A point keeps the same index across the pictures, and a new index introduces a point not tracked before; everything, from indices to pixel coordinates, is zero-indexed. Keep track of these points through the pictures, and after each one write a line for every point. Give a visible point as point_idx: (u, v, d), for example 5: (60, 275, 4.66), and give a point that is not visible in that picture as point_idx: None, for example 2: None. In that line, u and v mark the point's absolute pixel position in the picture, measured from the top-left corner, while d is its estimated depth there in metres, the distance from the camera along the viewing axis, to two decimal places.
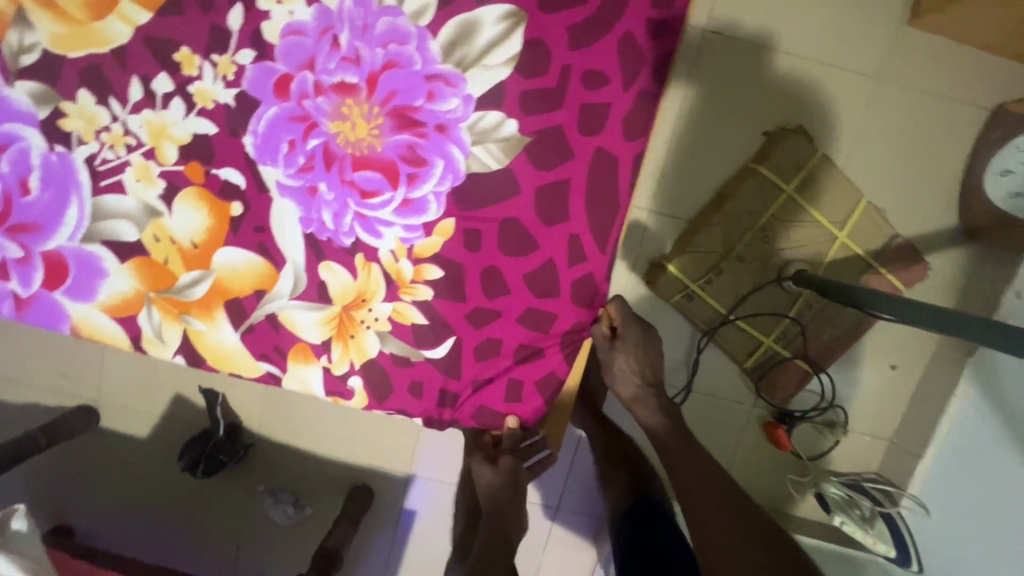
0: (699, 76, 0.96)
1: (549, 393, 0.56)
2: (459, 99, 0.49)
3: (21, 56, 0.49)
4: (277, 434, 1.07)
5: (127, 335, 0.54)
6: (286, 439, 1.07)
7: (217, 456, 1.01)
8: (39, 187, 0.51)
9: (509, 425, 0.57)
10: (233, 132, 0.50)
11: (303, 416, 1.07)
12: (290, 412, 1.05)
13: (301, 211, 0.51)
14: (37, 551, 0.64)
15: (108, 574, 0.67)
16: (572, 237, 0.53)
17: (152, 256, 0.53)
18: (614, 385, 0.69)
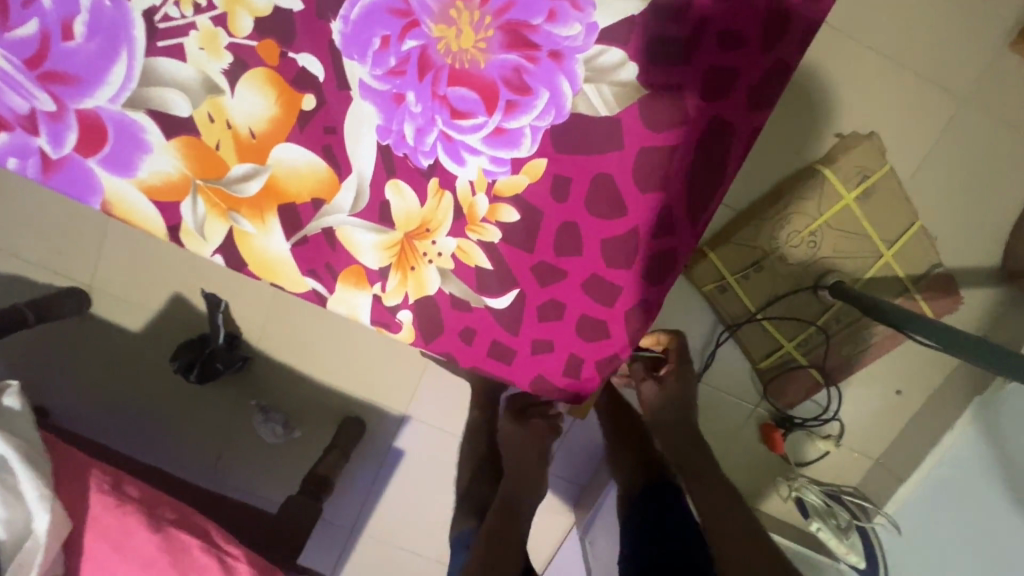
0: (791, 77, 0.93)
1: (600, 361, 0.53)
2: (582, 25, 0.44)
3: None
4: (278, 353, 1.04)
5: (165, 222, 0.49)
6: (286, 359, 1.04)
7: (213, 363, 0.99)
8: (83, 34, 0.44)
9: (552, 386, 0.54)
10: (320, 14, 0.44)
11: (307, 339, 1.03)
12: (297, 332, 1.03)
13: (381, 119, 0.46)
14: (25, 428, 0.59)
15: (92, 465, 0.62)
16: (664, 206, 0.48)
17: (202, 138, 0.47)
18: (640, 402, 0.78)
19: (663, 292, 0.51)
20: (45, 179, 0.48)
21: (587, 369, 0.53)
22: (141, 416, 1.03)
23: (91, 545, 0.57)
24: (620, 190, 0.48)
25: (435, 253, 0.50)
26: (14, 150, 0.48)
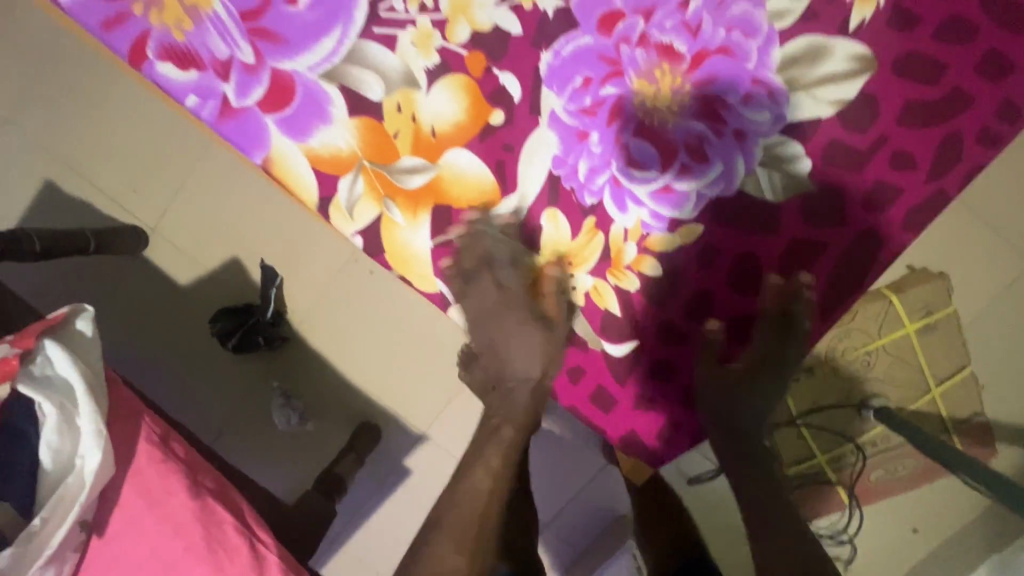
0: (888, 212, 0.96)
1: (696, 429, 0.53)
2: (771, 114, 0.46)
3: None
4: (314, 341, 1.02)
5: (318, 192, 0.49)
6: (320, 348, 1.01)
7: (254, 336, 0.97)
8: (306, 5, 0.47)
9: (642, 442, 0.53)
10: (535, 44, 0.46)
11: (346, 333, 1.01)
12: (340, 323, 1.00)
13: (560, 151, 0.47)
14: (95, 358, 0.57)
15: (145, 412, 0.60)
16: (800, 298, 0.49)
17: (382, 123, 0.48)
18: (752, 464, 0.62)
19: (775, 376, 0.52)
20: (216, 123, 0.49)
21: (681, 437, 0.52)
22: (158, 370, 0.99)
23: (124, 497, 0.54)
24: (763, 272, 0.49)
25: (567, 286, 0.50)
26: (198, 89, 0.49)
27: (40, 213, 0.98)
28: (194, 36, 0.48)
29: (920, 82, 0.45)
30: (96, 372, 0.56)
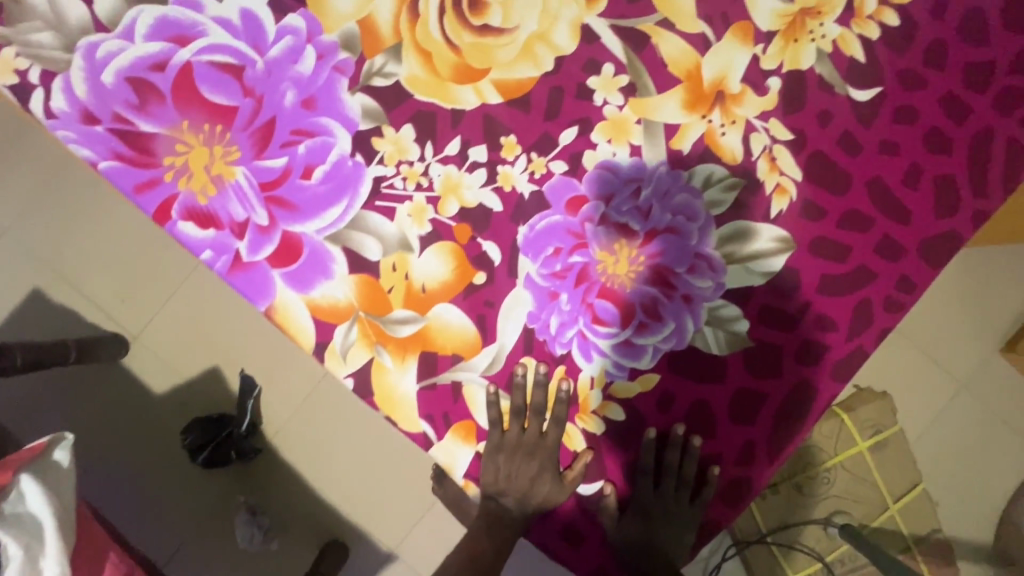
0: None
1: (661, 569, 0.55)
2: (713, 282, 0.54)
3: (375, 78, 0.54)
4: (285, 452, 1.01)
5: (316, 337, 0.54)
6: (291, 459, 1.00)
7: (227, 449, 0.96)
8: (318, 179, 0.54)
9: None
10: (513, 219, 0.54)
11: (320, 444, 1.01)
12: (314, 434, 1.01)
13: (533, 307, 0.54)
14: (68, 490, 0.57)
15: (112, 547, 0.59)
16: (748, 440, 0.55)
17: (378, 280, 0.54)
18: None
19: (731, 514, 0.56)
20: (232, 271, 0.54)
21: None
22: (123, 483, 0.96)
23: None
24: (716, 419, 0.55)
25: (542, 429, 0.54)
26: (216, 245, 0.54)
27: (24, 319, 0.99)
28: (216, 201, 0.54)
29: (831, 260, 0.55)
30: (67, 505, 0.55)
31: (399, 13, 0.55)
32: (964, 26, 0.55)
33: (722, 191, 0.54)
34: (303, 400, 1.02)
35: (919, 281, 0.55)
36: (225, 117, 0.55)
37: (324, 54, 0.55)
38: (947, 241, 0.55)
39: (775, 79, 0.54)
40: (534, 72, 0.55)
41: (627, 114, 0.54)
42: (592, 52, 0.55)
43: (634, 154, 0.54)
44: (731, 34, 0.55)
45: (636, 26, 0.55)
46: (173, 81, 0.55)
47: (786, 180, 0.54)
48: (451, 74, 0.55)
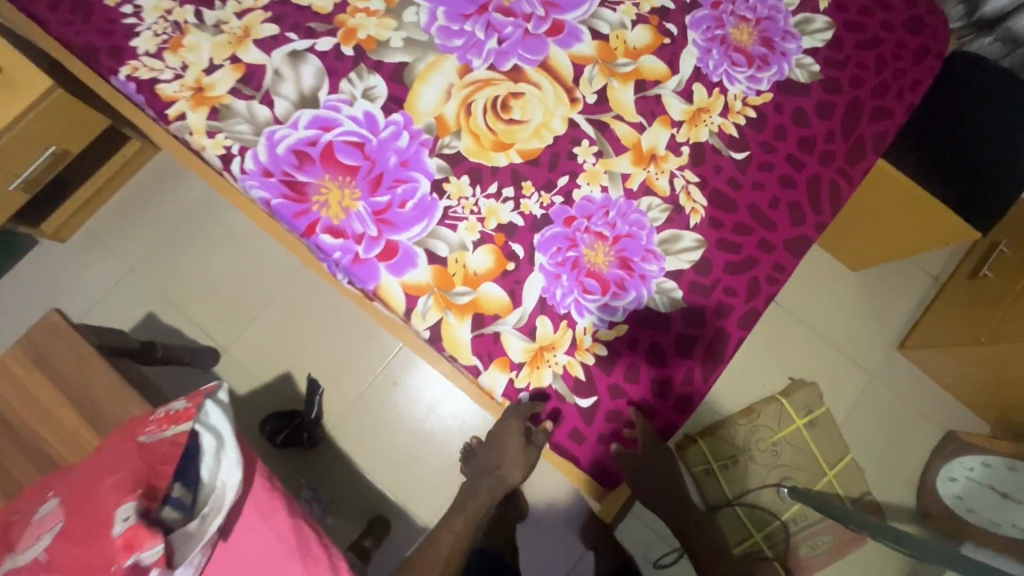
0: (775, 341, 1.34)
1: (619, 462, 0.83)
2: (657, 266, 0.86)
3: (445, 149, 0.90)
4: (343, 440, 1.25)
5: (406, 305, 0.85)
6: (346, 448, 1.24)
7: (300, 434, 1.21)
8: (409, 207, 0.87)
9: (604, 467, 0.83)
10: (531, 230, 0.87)
11: (370, 435, 1.25)
12: (365, 427, 1.26)
13: (545, 283, 0.85)
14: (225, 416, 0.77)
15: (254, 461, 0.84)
16: (688, 368, 0.84)
17: (447, 268, 0.85)
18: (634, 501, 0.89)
19: (682, 419, 0.84)
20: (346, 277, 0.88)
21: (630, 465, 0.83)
22: None
23: (246, 516, 0.74)
24: (667, 353, 0.84)
25: (554, 362, 0.83)
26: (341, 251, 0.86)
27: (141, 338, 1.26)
28: (345, 221, 0.87)
29: (730, 253, 0.88)
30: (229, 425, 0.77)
31: (459, 112, 0.91)
32: (796, 117, 0.93)
33: (659, 212, 0.88)
34: (355, 399, 1.28)
35: (786, 265, 0.88)
36: (352, 172, 0.88)
37: (414, 135, 0.90)
38: (800, 241, 0.89)
39: (686, 147, 0.91)
40: (541, 144, 0.90)
41: (598, 168, 0.89)
42: (576, 133, 0.91)
43: (604, 191, 0.89)
44: (658, 122, 0.92)
45: (601, 118, 0.91)
46: (320, 152, 0.89)
47: (697, 205, 0.89)
48: (491, 146, 0.90)
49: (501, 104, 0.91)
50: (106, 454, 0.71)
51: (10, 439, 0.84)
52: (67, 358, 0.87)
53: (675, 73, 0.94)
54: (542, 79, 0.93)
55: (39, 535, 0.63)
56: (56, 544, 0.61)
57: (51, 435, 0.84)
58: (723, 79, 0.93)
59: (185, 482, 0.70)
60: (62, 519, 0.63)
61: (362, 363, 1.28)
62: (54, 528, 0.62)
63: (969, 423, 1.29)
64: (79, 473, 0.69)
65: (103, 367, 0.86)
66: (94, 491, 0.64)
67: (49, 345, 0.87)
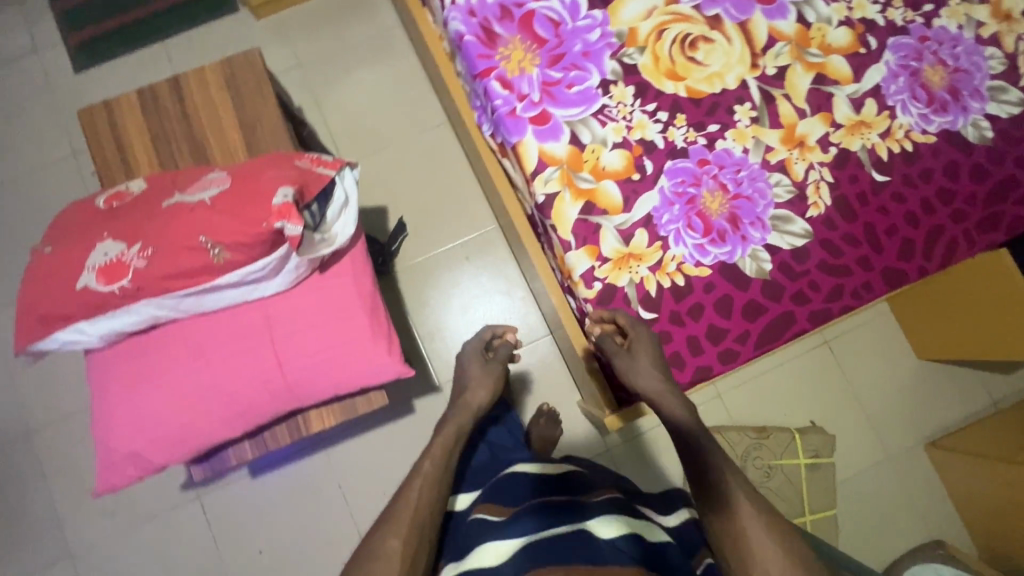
0: (812, 383, 1.37)
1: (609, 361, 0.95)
2: (760, 235, 0.92)
3: (624, 57, 0.97)
4: (400, 280, 1.39)
5: (535, 167, 0.93)
6: (404, 291, 1.38)
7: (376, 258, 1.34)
8: (574, 91, 0.95)
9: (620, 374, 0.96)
10: (666, 155, 0.94)
11: (427, 289, 1.38)
12: (426, 281, 1.38)
13: (658, 204, 0.93)
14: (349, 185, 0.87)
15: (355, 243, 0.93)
16: (746, 330, 0.90)
17: (582, 154, 0.94)
18: (637, 382, 0.84)
19: (719, 370, 0.90)
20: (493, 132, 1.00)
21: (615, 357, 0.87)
22: None
23: (343, 265, 0.86)
24: (733, 309, 0.90)
25: (635, 271, 0.91)
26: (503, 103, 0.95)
27: None
28: (517, 78, 0.96)
29: (830, 253, 0.92)
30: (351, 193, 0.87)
31: (651, 31, 0.98)
32: (947, 167, 0.95)
33: (784, 191, 0.94)
34: (429, 255, 1.40)
35: (875, 288, 0.92)
36: (540, 41, 0.97)
37: (604, 34, 0.98)
38: (899, 275, 0.92)
39: (835, 149, 0.95)
40: (709, 90, 0.96)
41: (748, 130, 0.95)
42: (743, 93, 0.96)
43: (745, 151, 0.94)
44: (820, 115, 0.96)
45: (771, 91, 0.96)
46: (521, 15, 0.99)
47: (821, 201, 0.94)
48: (665, 72, 0.97)
49: (691, 41, 0.98)
50: (265, 162, 0.84)
51: (182, 130, 0.99)
52: (250, 88, 1.00)
53: (857, 81, 0.97)
54: (735, 36, 0.98)
55: (207, 188, 0.77)
56: (224, 196, 0.74)
57: (213, 142, 0.98)
58: (897, 106, 0.97)
59: (317, 210, 0.82)
60: (229, 183, 0.77)
61: (447, 226, 1.40)
62: (222, 187, 0.76)
63: (959, 541, 1.29)
64: (243, 165, 0.83)
65: (273, 109, 1.00)
66: (259, 176, 0.77)
67: (241, 72, 1.01)
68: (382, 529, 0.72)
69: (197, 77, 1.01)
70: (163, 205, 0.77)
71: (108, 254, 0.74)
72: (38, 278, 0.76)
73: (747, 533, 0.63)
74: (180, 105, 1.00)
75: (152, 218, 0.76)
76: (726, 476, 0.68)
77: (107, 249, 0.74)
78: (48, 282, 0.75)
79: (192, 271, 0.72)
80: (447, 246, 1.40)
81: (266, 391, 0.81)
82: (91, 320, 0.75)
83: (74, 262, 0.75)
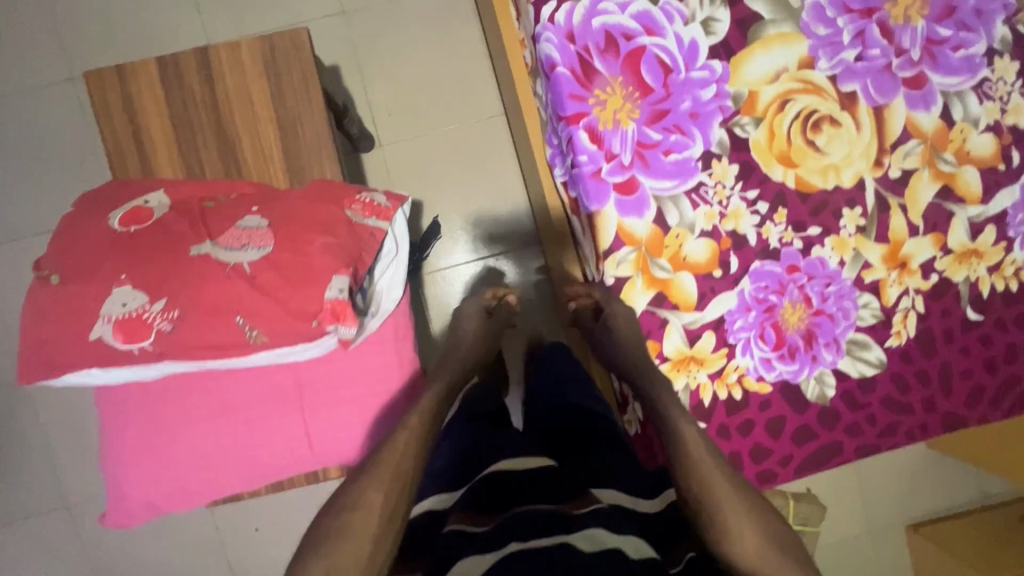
0: None
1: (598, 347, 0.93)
2: (832, 359, 0.86)
3: (737, 126, 0.83)
4: (427, 287, 1.31)
5: (610, 244, 0.83)
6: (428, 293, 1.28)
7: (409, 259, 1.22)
8: (670, 160, 0.83)
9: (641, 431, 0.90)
10: (755, 253, 0.84)
11: (453, 292, 1.29)
12: (452, 284, 1.29)
13: (733, 307, 0.84)
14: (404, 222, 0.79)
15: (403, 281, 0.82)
16: (792, 453, 0.87)
17: (664, 236, 0.83)
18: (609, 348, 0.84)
19: (755, 486, 0.88)
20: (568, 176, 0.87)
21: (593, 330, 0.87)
22: None
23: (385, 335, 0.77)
24: (784, 430, 0.86)
25: (693, 376, 0.85)
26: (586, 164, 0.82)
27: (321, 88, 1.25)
28: (609, 132, 0.82)
29: (896, 388, 0.87)
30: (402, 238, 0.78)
31: (774, 101, 0.83)
32: None
33: (869, 315, 0.86)
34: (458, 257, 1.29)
35: (931, 430, 0.88)
36: (644, 90, 0.82)
37: (719, 94, 0.83)
38: (960, 421, 0.88)
39: (936, 276, 0.86)
40: (821, 183, 0.84)
41: (851, 240, 0.85)
42: (857, 195, 0.85)
43: (840, 264, 0.85)
44: (932, 236, 0.85)
45: (888, 197, 0.85)
46: (629, 50, 0.82)
47: (904, 332, 0.86)
48: (778, 153, 0.83)
49: (815, 120, 0.83)
50: (307, 202, 0.72)
51: (210, 122, 0.84)
52: (293, 81, 0.85)
53: (984, 202, 0.86)
54: (866, 122, 0.84)
55: (245, 245, 0.65)
56: (267, 266, 0.63)
57: (246, 143, 0.85)
58: (1016, 238, 0.86)
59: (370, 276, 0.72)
60: (272, 244, 0.65)
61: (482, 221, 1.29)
62: (264, 248, 0.65)
63: None
64: (284, 206, 0.71)
65: (319, 113, 0.85)
66: (308, 238, 0.66)
67: (285, 58, 0.84)
68: (363, 478, 0.57)
69: (231, 54, 0.84)
70: (191, 253, 0.66)
71: (127, 307, 0.64)
72: (42, 315, 0.66)
73: (723, 512, 0.58)
74: (209, 89, 0.84)
75: (180, 268, 0.65)
76: (694, 452, 0.64)
77: (126, 300, 0.64)
78: (56, 324, 0.66)
79: (226, 346, 0.64)
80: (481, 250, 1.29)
81: (290, 458, 0.76)
82: (104, 372, 0.67)
83: (86, 307, 0.65)
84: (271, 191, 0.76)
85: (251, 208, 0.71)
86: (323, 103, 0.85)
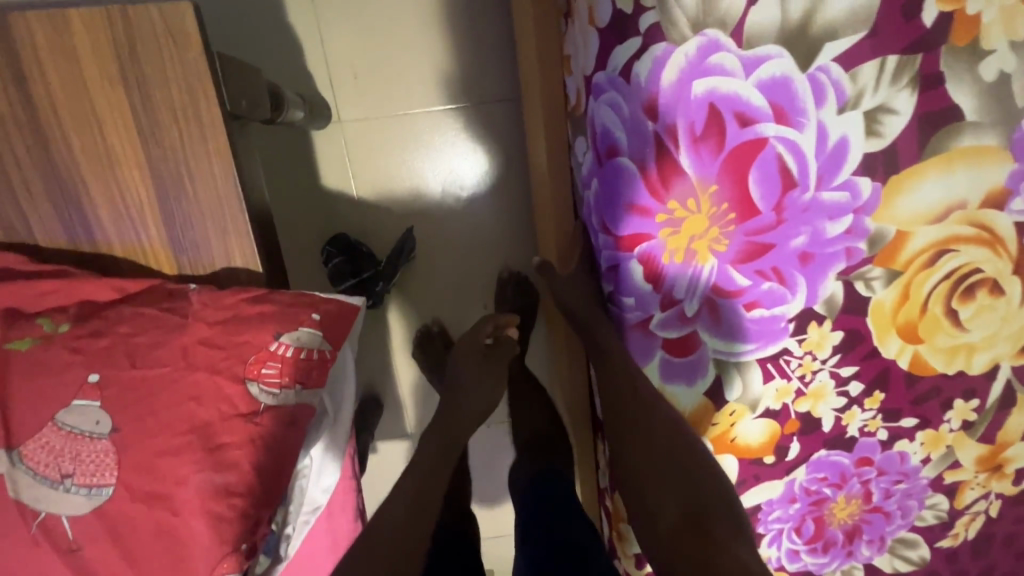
0: None
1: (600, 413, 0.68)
2: (869, 554, 0.71)
3: (860, 281, 0.56)
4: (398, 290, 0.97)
5: None
6: (402, 309, 0.98)
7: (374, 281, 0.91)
8: (751, 317, 0.56)
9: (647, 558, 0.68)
10: (824, 440, 0.63)
11: (435, 302, 0.98)
12: (436, 294, 0.97)
13: (775, 496, 0.65)
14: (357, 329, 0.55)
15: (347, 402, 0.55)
16: None
17: (714, 411, 0.60)
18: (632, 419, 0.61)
19: None
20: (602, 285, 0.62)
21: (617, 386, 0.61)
22: None
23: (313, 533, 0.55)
24: None
25: None
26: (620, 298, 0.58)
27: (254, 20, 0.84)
28: (675, 267, 0.54)
29: None
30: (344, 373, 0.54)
31: (925, 251, 0.55)
32: None
33: (931, 514, 0.69)
34: (441, 256, 0.96)
35: None
36: (745, 213, 0.52)
37: (853, 230, 0.54)
38: None
39: None
40: (943, 365, 0.60)
41: (949, 436, 0.64)
42: (981, 385, 0.62)
43: (923, 460, 0.65)
44: None
45: (1019, 392, 0.62)
46: (740, 142, 0.50)
47: (963, 534, 0.71)
48: (900, 323, 0.58)
49: (970, 282, 0.57)
50: (191, 367, 0.45)
51: (33, 155, 0.51)
52: (173, 95, 0.49)
53: None
54: None
55: (66, 479, 0.40)
56: (108, 530, 0.39)
57: (99, 196, 0.52)
58: None
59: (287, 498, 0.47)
60: (110, 485, 0.40)
61: (469, 182, 0.93)
62: (100, 494, 0.40)
63: None
64: (147, 377, 0.43)
65: (219, 161, 0.52)
66: (177, 473, 0.41)
67: (154, 54, 0.48)
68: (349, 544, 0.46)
69: (56, 34, 0.47)
70: None
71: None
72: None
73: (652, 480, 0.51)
74: (21, 94, 0.49)
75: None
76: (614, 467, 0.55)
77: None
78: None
79: None
80: (473, 245, 0.96)
81: None
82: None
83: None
84: (130, 312, 0.47)
85: (86, 379, 0.43)
86: (226, 144, 0.51)
